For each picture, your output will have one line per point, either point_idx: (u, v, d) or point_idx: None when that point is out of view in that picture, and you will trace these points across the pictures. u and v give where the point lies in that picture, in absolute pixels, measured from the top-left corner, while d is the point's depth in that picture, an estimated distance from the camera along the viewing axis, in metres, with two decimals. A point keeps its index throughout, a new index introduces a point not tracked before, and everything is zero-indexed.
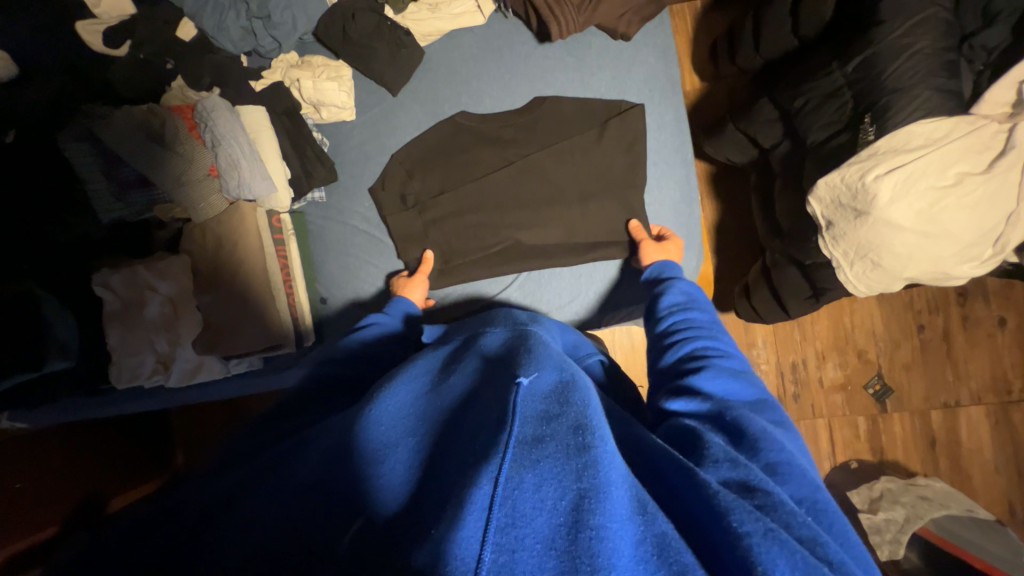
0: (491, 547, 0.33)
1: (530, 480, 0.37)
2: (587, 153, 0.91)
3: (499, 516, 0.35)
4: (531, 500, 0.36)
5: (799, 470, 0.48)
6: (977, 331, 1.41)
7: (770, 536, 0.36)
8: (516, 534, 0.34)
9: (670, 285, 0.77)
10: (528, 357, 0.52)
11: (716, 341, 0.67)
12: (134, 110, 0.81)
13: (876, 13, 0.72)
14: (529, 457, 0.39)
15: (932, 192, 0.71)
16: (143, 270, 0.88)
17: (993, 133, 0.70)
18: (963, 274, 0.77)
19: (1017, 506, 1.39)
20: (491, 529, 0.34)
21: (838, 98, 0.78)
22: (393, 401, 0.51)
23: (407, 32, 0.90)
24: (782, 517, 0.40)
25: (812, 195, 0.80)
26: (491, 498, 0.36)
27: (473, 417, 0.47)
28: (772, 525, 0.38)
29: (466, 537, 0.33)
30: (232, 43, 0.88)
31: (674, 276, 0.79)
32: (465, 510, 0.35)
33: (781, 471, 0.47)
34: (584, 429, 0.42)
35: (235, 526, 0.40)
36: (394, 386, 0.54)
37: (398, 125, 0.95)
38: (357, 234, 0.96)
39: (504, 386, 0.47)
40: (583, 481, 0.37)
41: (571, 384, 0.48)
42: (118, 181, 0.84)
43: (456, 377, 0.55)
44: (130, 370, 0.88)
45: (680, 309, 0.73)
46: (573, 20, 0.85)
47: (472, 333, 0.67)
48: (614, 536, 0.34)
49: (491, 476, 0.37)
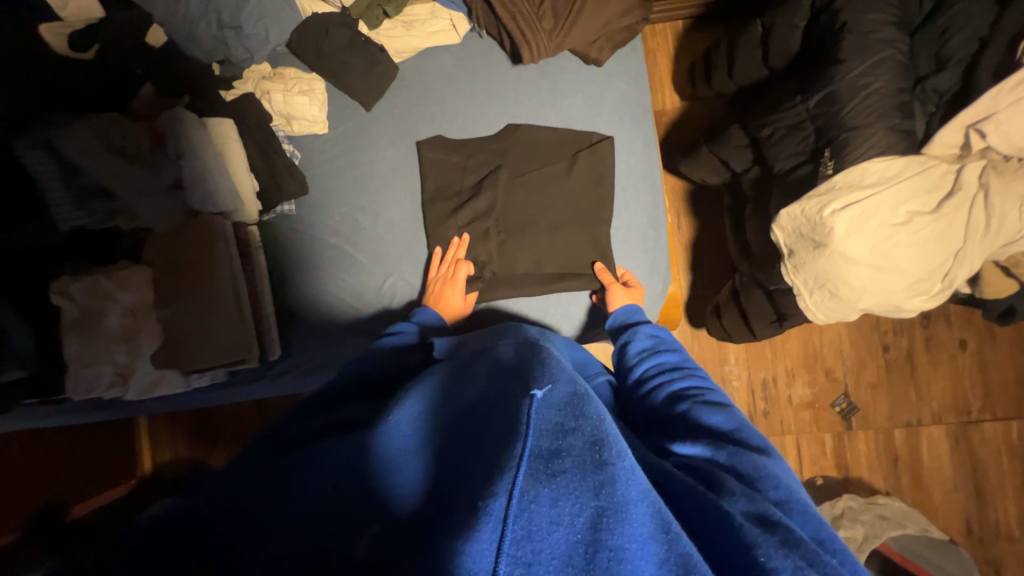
0: (506, 559, 0.34)
1: (546, 495, 0.37)
2: (558, 176, 0.93)
3: (514, 529, 0.35)
4: (547, 515, 0.36)
5: (801, 507, 0.49)
6: (939, 352, 1.46)
7: (800, 574, 0.37)
8: (532, 548, 0.35)
9: (635, 331, 0.78)
10: (540, 368, 0.51)
11: (694, 378, 0.68)
12: (95, 118, 0.80)
13: (836, 51, 0.75)
14: (545, 471, 0.39)
15: (885, 229, 0.73)
16: (104, 280, 0.86)
17: (943, 173, 0.73)
18: (915, 307, 0.79)
19: (973, 524, 1.43)
20: (505, 540, 0.35)
21: (801, 130, 0.80)
22: (407, 419, 0.51)
23: (381, 49, 0.90)
24: (807, 552, 0.40)
25: (774, 224, 0.82)
26: (507, 510, 0.36)
27: (484, 421, 0.46)
28: (800, 563, 0.38)
29: (478, 550, 0.34)
30: (204, 52, 0.92)
31: (640, 321, 0.82)
32: (479, 521, 0.36)
33: (788, 508, 0.48)
34: (602, 445, 0.42)
35: (238, 535, 0.40)
36: (405, 405, 0.52)
37: (371, 140, 0.94)
38: (327, 249, 0.95)
39: (516, 395, 0.46)
40: (600, 498, 0.38)
41: (585, 397, 0.48)
42: (76, 188, 0.81)
43: (467, 395, 0.52)
44: (87, 381, 0.86)
45: (650, 353, 0.74)
46: (544, 45, 0.85)
47: (482, 345, 0.66)
48: (632, 558, 0.36)
49: (506, 488, 0.37)
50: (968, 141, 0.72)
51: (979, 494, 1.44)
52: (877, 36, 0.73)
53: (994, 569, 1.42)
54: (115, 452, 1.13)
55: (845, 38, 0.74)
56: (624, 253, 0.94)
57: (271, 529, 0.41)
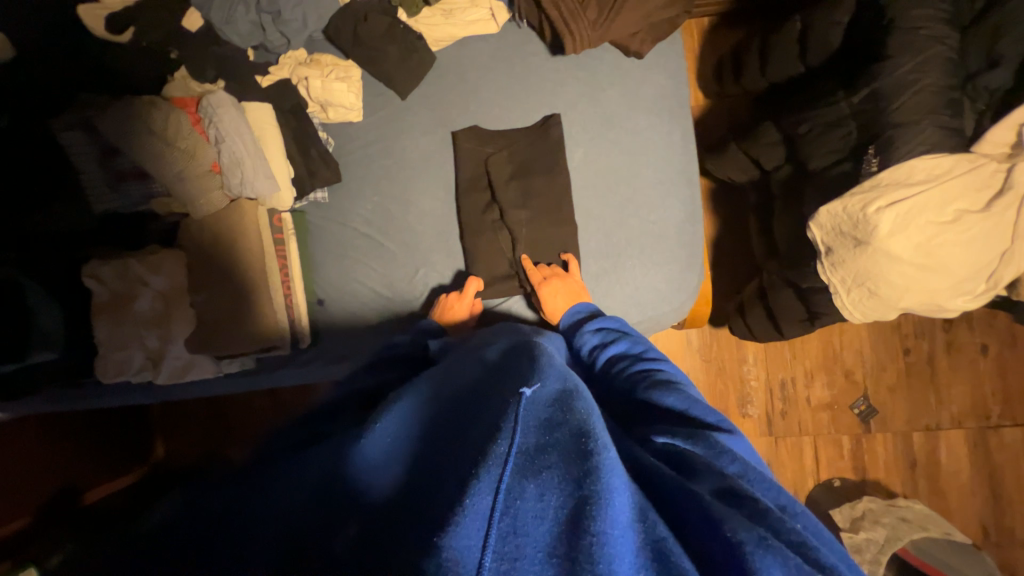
0: (491, 554, 0.35)
1: (532, 490, 0.39)
2: (592, 167, 0.93)
3: (500, 526, 0.37)
4: (532, 510, 0.38)
5: (762, 476, 0.49)
6: (960, 356, 1.45)
7: (764, 543, 0.37)
8: (518, 543, 0.36)
9: (582, 330, 0.79)
10: (531, 367, 0.52)
11: (649, 360, 0.70)
12: (135, 101, 0.78)
13: (884, 47, 0.74)
14: (530, 468, 0.40)
15: (932, 226, 0.73)
16: (135, 264, 0.85)
17: (993, 172, 0.72)
18: (958, 307, 0.79)
19: (991, 529, 1.43)
20: (492, 535, 0.36)
21: (842, 127, 0.79)
22: (395, 419, 0.52)
23: (419, 37, 0.89)
24: (771, 524, 0.41)
25: (813, 221, 0.81)
26: (493, 508, 0.38)
27: (472, 422, 0.48)
28: (765, 534, 0.38)
29: (466, 545, 0.36)
30: (239, 36, 0.88)
31: (592, 313, 0.82)
32: (464, 517, 0.37)
33: (749, 478, 0.48)
34: (587, 437, 0.43)
35: (235, 526, 0.43)
36: (397, 405, 0.54)
37: (405, 129, 0.94)
38: (359, 237, 0.94)
39: (504, 395, 0.47)
40: (584, 489, 0.39)
41: (573, 393, 0.48)
42: (115, 171, 0.82)
43: (453, 397, 0.54)
44: (118, 364, 0.86)
45: (602, 348, 0.75)
46: (587, 36, 0.85)
47: (476, 346, 0.68)
48: (614, 542, 0.36)
49: (492, 485, 0.39)
50: (1021, 140, 0.71)
51: (997, 500, 1.43)
52: (927, 33, 0.72)
53: (1010, 574, 1.42)
54: (126, 439, 1.13)
55: (893, 34, 0.73)
56: (659, 248, 0.93)
57: (253, 521, 0.43)
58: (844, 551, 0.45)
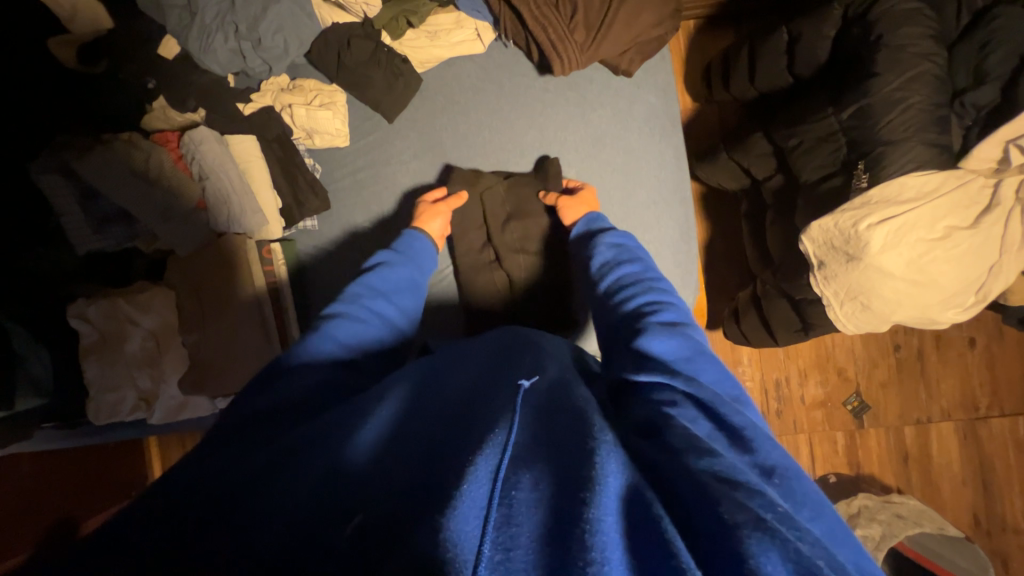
0: (490, 543, 0.32)
1: (528, 480, 0.36)
2: (586, 186, 0.92)
3: (495, 514, 0.34)
4: (527, 499, 0.35)
5: (763, 433, 0.45)
6: (949, 351, 1.48)
7: (761, 528, 0.32)
8: (511, 532, 0.33)
9: (601, 241, 0.75)
10: (531, 358, 0.52)
11: (657, 295, 0.63)
12: (115, 142, 0.78)
13: (871, 64, 0.74)
14: (526, 458, 0.38)
15: (922, 243, 0.74)
16: (123, 304, 0.84)
17: (980, 187, 0.74)
18: (949, 319, 0.80)
19: (982, 517, 1.47)
20: (489, 522, 0.33)
21: (833, 141, 0.79)
22: (390, 401, 0.48)
23: (405, 60, 0.88)
24: (774, 507, 0.35)
25: (804, 235, 0.81)
26: (490, 497, 0.35)
27: (468, 405, 0.46)
28: (764, 517, 0.33)
29: (463, 531, 0.32)
30: (218, 65, 0.83)
31: (609, 229, 0.78)
32: (462, 502, 0.34)
33: (749, 437, 0.44)
34: (584, 426, 0.42)
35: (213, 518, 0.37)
36: (388, 382, 0.52)
37: (394, 152, 0.92)
38: (350, 263, 0.91)
39: (505, 384, 0.47)
40: (582, 473, 0.37)
41: (572, 383, 0.49)
42: (97, 214, 0.80)
43: (453, 381, 0.52)
44: (110, 406, 0.84)
45: (613, 267, 0.70)
46: (575, 58, 0.84)
47: (474, 335, 0.66)
48: (608, 530, 0.33)
49: (488, 473, 0.36)
50: (1007, 157, 0.71)
51: (986, 489, 1.47)
52: (913, 50, 0.72)
53: (1001, 560, 1.46)
54: (121, 468, 1.09)
55: (881, 50, 0.73)
56: (655, 266, 0.93)
57: (240, 512, 0.37)
58: (850, 530, 0.40)
